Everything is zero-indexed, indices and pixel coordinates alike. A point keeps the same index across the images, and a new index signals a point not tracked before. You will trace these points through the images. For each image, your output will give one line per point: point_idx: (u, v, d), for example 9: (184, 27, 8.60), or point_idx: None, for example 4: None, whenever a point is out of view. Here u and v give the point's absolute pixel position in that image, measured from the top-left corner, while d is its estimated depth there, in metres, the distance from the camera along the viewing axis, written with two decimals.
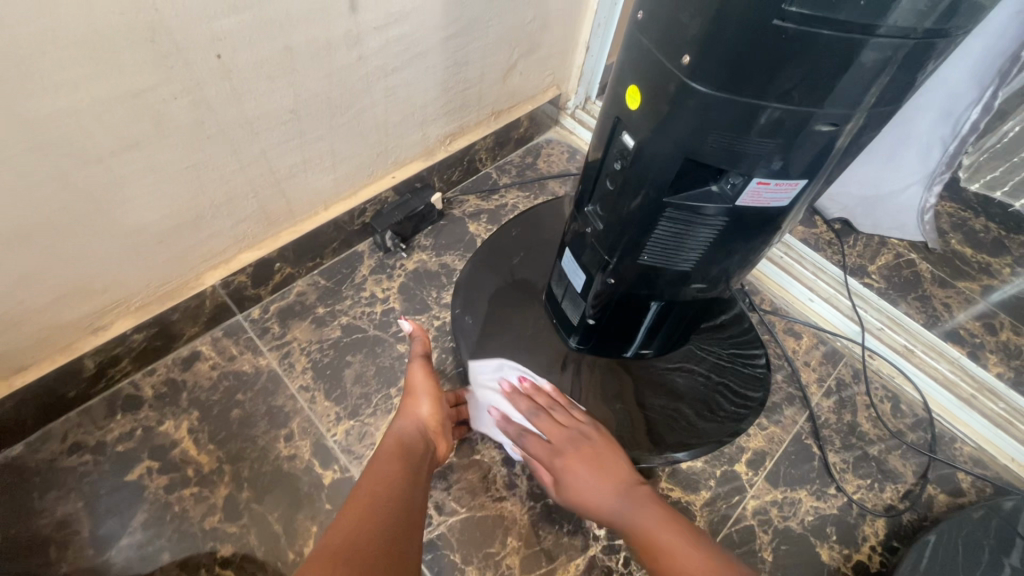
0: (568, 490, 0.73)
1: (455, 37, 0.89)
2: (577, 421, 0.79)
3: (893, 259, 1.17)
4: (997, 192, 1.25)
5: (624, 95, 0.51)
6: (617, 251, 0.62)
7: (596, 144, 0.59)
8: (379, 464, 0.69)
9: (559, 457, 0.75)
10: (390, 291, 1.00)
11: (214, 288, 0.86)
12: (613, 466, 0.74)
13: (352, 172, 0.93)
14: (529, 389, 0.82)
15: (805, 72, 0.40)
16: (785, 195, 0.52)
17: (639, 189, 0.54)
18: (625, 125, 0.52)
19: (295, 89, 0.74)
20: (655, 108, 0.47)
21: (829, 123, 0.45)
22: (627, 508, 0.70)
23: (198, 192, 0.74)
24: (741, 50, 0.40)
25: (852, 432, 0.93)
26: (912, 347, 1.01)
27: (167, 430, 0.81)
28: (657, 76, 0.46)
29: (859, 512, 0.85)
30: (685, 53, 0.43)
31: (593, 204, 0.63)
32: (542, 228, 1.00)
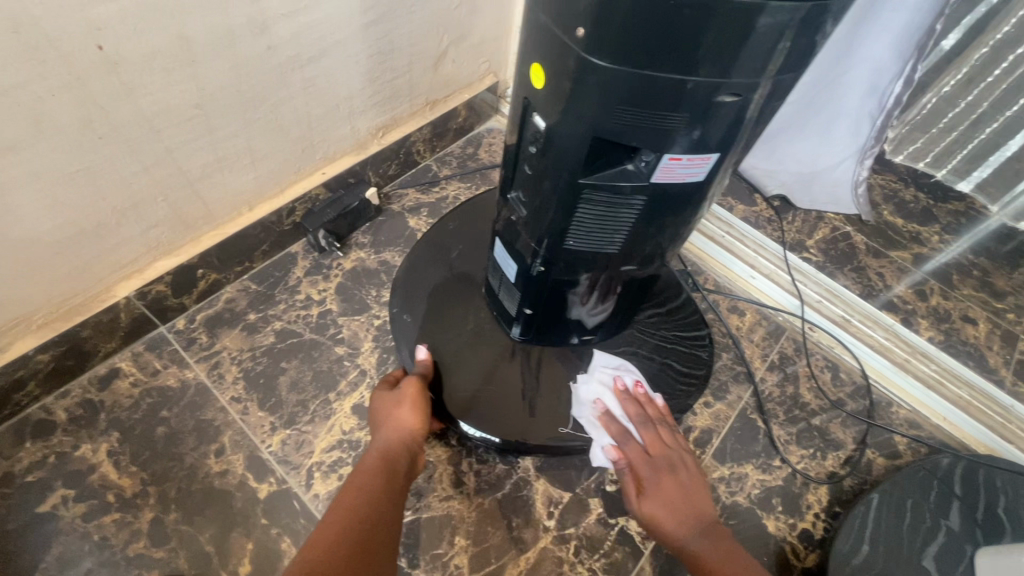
0: (648, 506, 0.71)
1: (375, 24, 0.85)
2: (680, 442, 0.78)
3: (830, 232, 1.19)
4: (921, 163, 1.30)
5: (528, 74, 0.49)
6: (543, 237, 0.60)
7: (510, 128, 0.56)
8: (359, 480, 0.67)
9: (659, 470, 0.74)
10: (326, 292, 0.96)
11: (129, 300, 0.80)
12: (696, 493, 0.73)
13: (276, 169, 0.88)
14: (641, 397, 0.81)
15: (699, 41, 0.39)
16: (700, 169, 0.51)
17: (554, 172, 0.52)
18: (534, 107, 0.50)
19: (198, 82, 0.69)
20: (559, 86, 0.45)
21: (733, 94, 0.44)
22: (707, 539, 0.68)
23: (95, 196, 0.68)
24: (633, 19, 0.39)
25: (795, 404, 0.95)
26: (848, 317, 1.04)
27: (84, 455, 0.76)
28: (556, 52, 0.44)
29: (803, 482, 0.87)
30: (579, 25, 0.41)
31: (515, 190, 0.60)
32: (482, 219, 0.97)
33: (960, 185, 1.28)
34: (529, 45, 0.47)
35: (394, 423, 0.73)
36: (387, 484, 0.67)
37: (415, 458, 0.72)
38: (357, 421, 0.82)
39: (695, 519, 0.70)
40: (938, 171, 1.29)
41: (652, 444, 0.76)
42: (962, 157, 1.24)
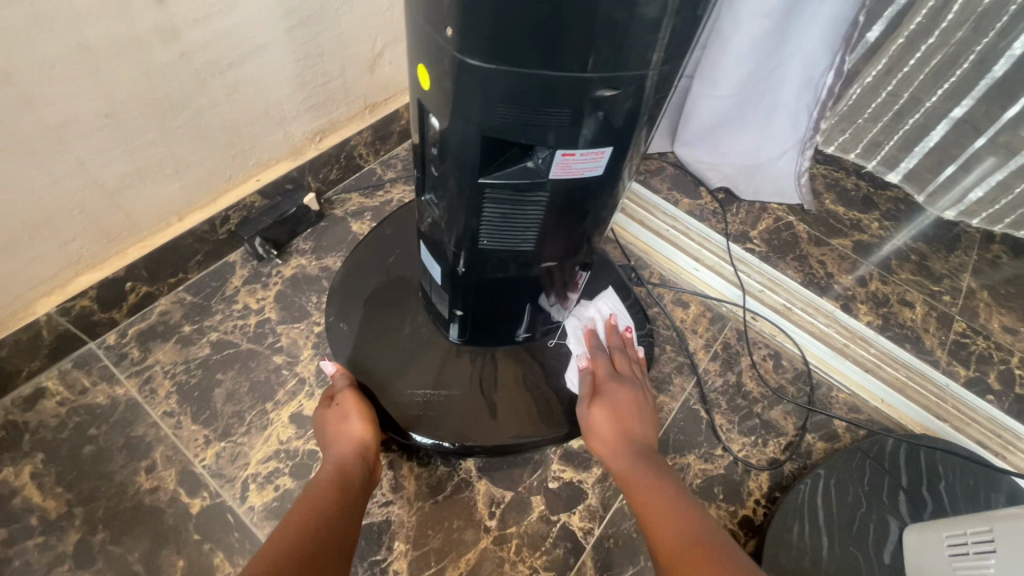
0: (594, 416, 0.77)
1: (299, 28, 0.84)
2: (644, 378, 0.85)
3: (773, 223, 1.21)
4: (851, 154, 1.32)
5: (417, 76, 0.48)
6: (459, 239, 0.60)
7: (415, 131, 0.56)
8: (314, 493, 0.67)
9: (619, 384, 0.80)
10: (265, 300, 0.94)
11: (50, 316, 0.78)
12: (639, 424, 0.78)
13: (204, 177, 0.86)
14: (627, 337, 0.88)
15: (564, 37, 0.39)
16: (598, 163, 0.51)
17: (457, 173, 0.52)
18: (430, 108, 0.50)
19: (105, 91, 0.67)
20: (444, 87, 0.45)
21: (613, 88, 0.44)
22: (636, 452, 0.74)
23: (2, 209, 0.66)
24: (495, 18, 0.39)
25: (737, 392, 0.96)
26: (790, 305, 1.06)
27: (6, 478, 0.73)
28: (435, 53, 0.44)
29: (744, 469, 0.88)
30: (449, 25, 0.41)
31: (427, 193, 0.60)
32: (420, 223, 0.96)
33: (890, 176, 1.31)
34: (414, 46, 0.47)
35: (341, 436, 0.73)
36: (344, 493, 0.68)
37: (370, 464, 0.73)
38: (294, 429, 0.81)
39: (643, 436, 0.76)
40: (868, 161, 1.31)
41: (619, 366, 0.84)
42: (891, 147, 1.29)
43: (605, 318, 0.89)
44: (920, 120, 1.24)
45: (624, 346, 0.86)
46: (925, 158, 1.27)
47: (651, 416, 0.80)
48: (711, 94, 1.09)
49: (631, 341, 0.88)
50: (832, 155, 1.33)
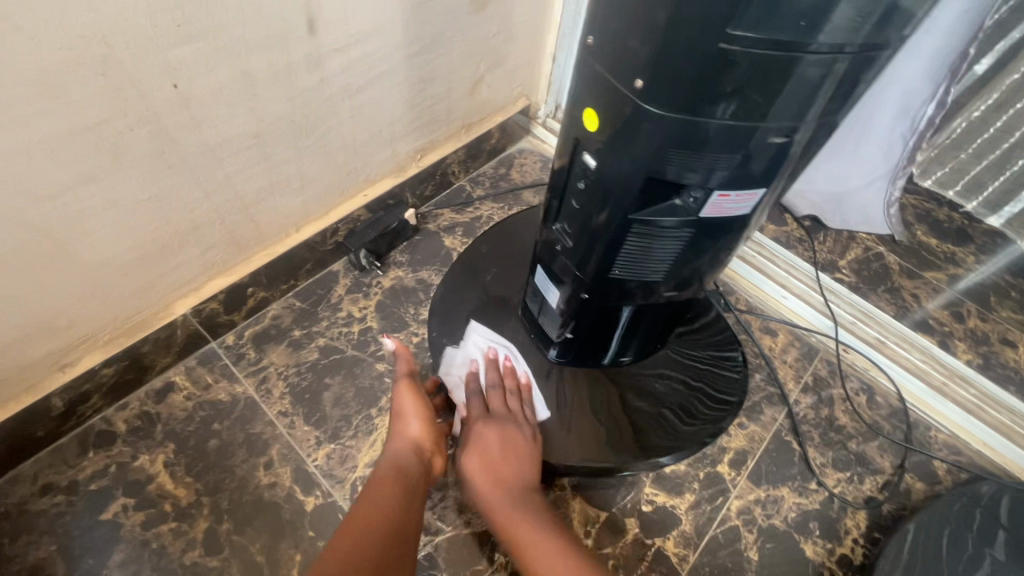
0: (468, 459, 0.77)
1: (418, 55, 0.88)
2: (525, 415, 0.82)
3: (862, 253, 1.19)
4: (950, 191, 1.27)
5: (582, 118, 0.52)
6: (589, 267, 0.63)
7: (558, 163, 0.60)
8: (375, 489, 0.69)
9: (483, 425, 0.79)
10: (366, 309, 0.99)
11: (185, 317, 0.84)
12: (523, 462, 0.77)
13: (322, 192, 0.92)
14: (506, 369, 0.85)
15: (750, 91, 0.42)
16: (747, 204, 0.53)
17: (603, 209, 0.55)
18: (586, 147, 0.53)
19: (257, 114, 0.72)
20: (616, 131, 0.48)
21: (783, 135, 0.46)
22: (518, 501, 0.72)
23: (162, 221, 0.72)
24: (689, 73, 0.41)
25: (830, 426, 0.95)
26: (883, 338, 1.04)
27: (142, 465, 0.80)
28: (614, 99, 0.47)
29: (840, 506, 0.87)
30: (638, 77, 0.44)
31: (561, 222, 0.63)
32: (515, 244, 0.99)
33: (990, 218, 1.26)
34: (585, 88, 0.50)
35: (399, 434, 0.77)
36: (401, 487, 0.71)
37: (426, 464, 0.76)
38: None
39: (490, 479, 0.74)
40: (967, 201, 1.26)
41: (491, 405, 0.82)
42: (995, 188, 1.22)
43: (481, 353, 0.87)
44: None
45: (496, 380, 0.84)
46: None
47: (537, 452, 0.79)
48: None
49: (509, 373, 0.85)
50: (929, 190, 1.29)
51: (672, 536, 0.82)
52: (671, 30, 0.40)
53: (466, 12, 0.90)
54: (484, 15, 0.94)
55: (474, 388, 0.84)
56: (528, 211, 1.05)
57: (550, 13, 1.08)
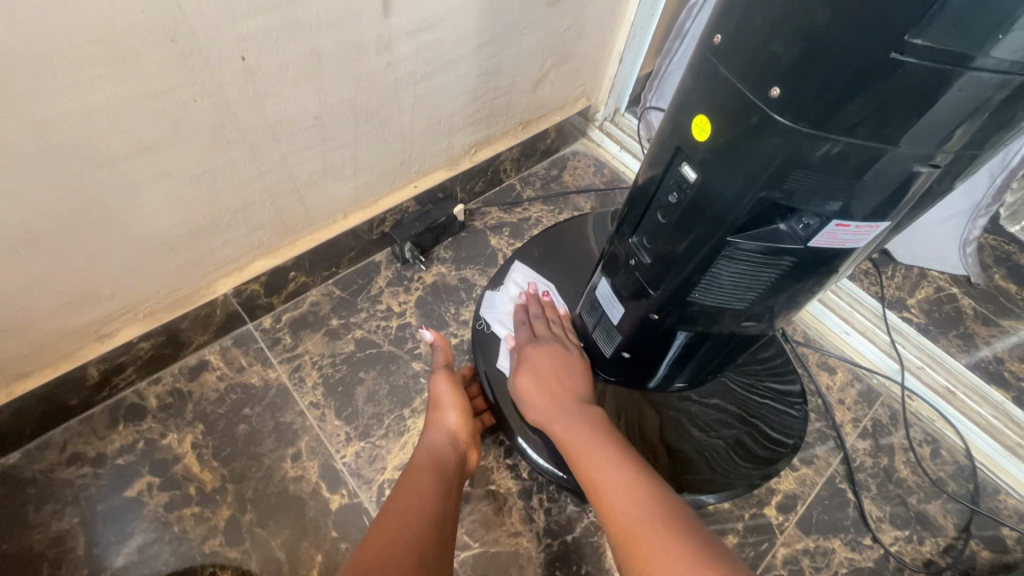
0: (522, 379, 0.76)
1: (488, 45, 0.84)
2: (570, 339, 0.81)
3: (933, 292, 1.11)
4: None
5: (691, 126, 0.49)
6: (664, 287, 0.60)
7: (648, 172, 0.57)
8: (412, 476, 0.67)
9: (530, 347, 0.79)
10: (406, 304, 0.95)
11: (226, 296, 0.82)
12: (575, 378, 0.75)
13: (374, 180, 0.89)
14: (545, 301, 0.86)
15: (905, 107, 0.38)
16: (864, 236, 0.49)
17: (694, 226, 0.52)
18: (687, 159, 0.51)
19: (320, 94, 0.69)
20: (734, 144, 0.45)
21: (931, 165, 0.42)
22: (576, 415, 0.70)
23: (214, 197, 0.70)
24: (839, 84, 0.38)
25: (889, 478, 0.87)
26: (953, 388, 0.95)
27: (170, 444, 0.78)
28: (739, 108, 0.44)
29: (897, 567, 0.80)
30: (776, 86, 0.41)
31: (639, 236, 0.61)
32: (567, 251, 0.95)
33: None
34: (702, 93, 0.47)
35: (437, 424, 0.75)
36: (440, 476, 0.68)
37: (464, 455, 0.74)
38: None
39: (547, 399, 0.73)
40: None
41: (536, 331, 0.82)
42: None
43: (523, 289, 0.89)
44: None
45: (540, 311, 0.84)
46: None
47: (586, 368, 0.77)
48: None
49: (550, 305, 0.85)
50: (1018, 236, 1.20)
51: None
52: (828, 34, 0.37)
53: (542, 3, 0.85)
54: (560, 8, 0.89)
55: (519, 317, 0.84)
56: (582, 219, 1.00)
57: (624, 12, 1.02)
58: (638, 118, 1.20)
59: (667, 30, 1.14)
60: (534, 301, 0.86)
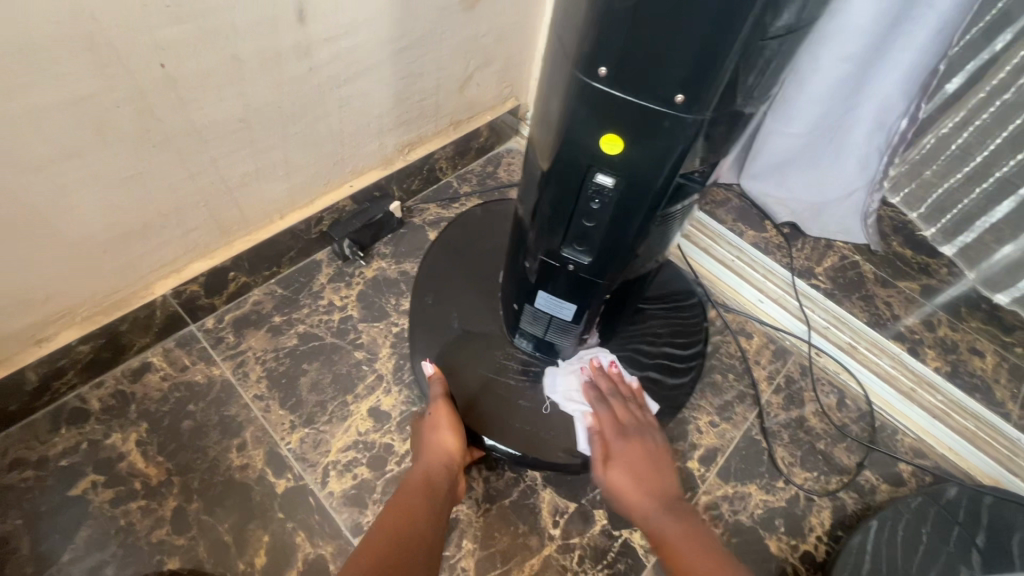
0: (612, 476, 0.75)
1: (408, 49, 0.90)
2: (650, 422, 0.82)
3: (838, 261, 1.21)
4: (914, 213, 1.27)
5: (600, 144, 0.53)
6: (611, 269, 0.67)
7: (558, 188, 0.60)
8: (402, 498, 0.70)
9: (621, 440, 0.78)
10: (348, 298, 1.00)
11: (165, 298, 0.85)
12: (662, 474, 0.76)
13: (308, 180, 0.93)
14: (616, 376, 0.85)
15: (758, 68, 0.47)
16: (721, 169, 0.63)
17: (627, 215, 0.59)
18: (599, 170, 0.56)
19: (244, 99, 0.74)
20: (652, 146, 0.52)
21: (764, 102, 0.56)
22: (677, 514, 0.71)
23: (146, 200, 0.73)
24: (718, 76, 0.45)
25: (800, 427, 0.96)
26: (856, 344, 1.06)
27: (114, 443, 0.80)
28: (645, 116, 0.49)
29: (807, 503, 0.88)
30: (679, 93, 0.47)
31: (570, 244, 0.65)
32: (478, 248, 0.99)
33: (944, 247, 1.25)
34: (600, 111, 0.51)
35: (433, 446, 0.75)
36: (429, 501, 0.70)
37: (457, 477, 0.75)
38: (372, 422, 0.86)
39: (647, 494, 0.73)
40: (927, 226, 1.26)
41: (621, 418, 0.80)
42: (956, 215, 1.21)
43: (587, 362, 0.86)
44: (988, 188, 1.15)
45: (617, 390, 0.83)
46: (984, 235, 1.18)
47: (671, 462, 0.78)
48: (781, 132, 1.08)
49: (620, 379, 0.85)
50: (896, 205, 1.29)
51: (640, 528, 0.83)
52: (704, 43, 0.43)
53: (457, 10, 0.92)
54: (476, 14, 0.96)
55: (598, 396, 0.82)
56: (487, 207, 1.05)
57: (541, 16, 1.10)
58: None
59: None
60: (605, 377, 0.84)
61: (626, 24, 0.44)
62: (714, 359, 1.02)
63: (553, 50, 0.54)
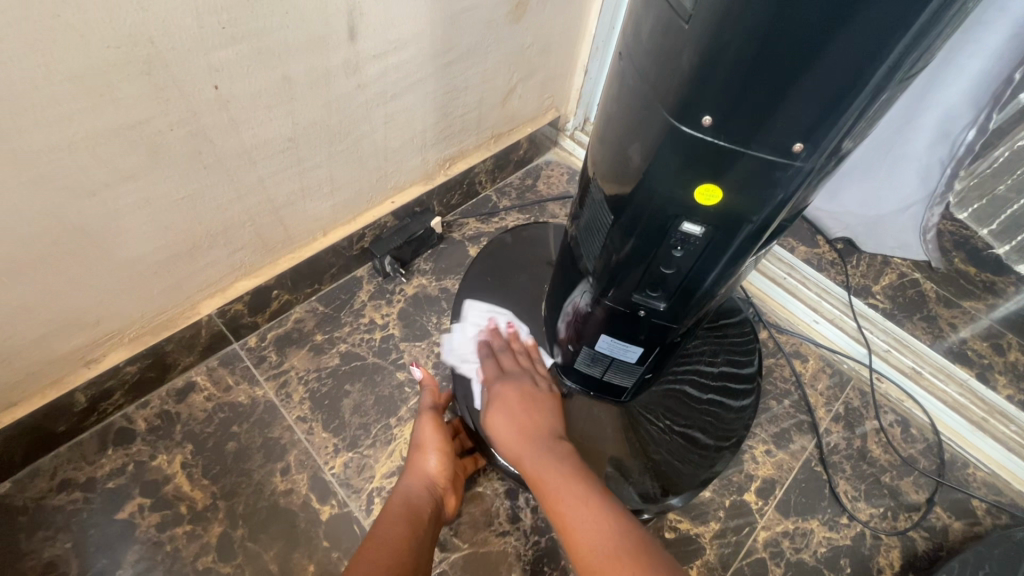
0: (493, 419, 0.75)
1: (453, 63, 0.87)
2: (537, 370, 0.82)
3: (897, 279, 1.15)
4: (985, 229, 1.22)
5: (692, 195, 0.47)
6: (687, 313, 0.60)
7: (634, 239, 0.53)
8: (383, 524, 0.66)
9: (501, 383, 0.79)
10: (389, 316, 0.98)
11: (210, 317, 0.84)
12: (543, 415, 0.75)
13: (352, 197, 0.91)
14: (511, 334, 0.87)
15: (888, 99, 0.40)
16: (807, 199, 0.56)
17: (711, 262, 0.53)
18: (686, 218, 0.49)
19: (292, 118, 0.72)
20: (755, 196, 0.45)
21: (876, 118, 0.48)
22: (543, 447, 0.69)
23: (195, 222, 0.72)
24: (846, 122, 0.39)
25: (863, 458, 0.91)
26: (920, 368, 1.00)
27: (160, 465, 0.79)
28: (756, 171, 0.43)
29: (874, 542, 0.83)
30: (800, 141, 0.41)
31: (645, 291, 0.58)
32: (512, 274, 0.94)
33: (1021, 267, 1.19)
34: (697, 161, 0.44)
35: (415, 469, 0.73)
36: (413, 526, 0.66)
37: (440, 501, 0.72)
38: None
39: (519, 433, 0.72)
40: (999, 243, 1.21)
41: (505, 366, 0.82)
42: None
43: (483, 326, 0.89)
44: None
45: (505, 344, 0.85)
46: None
47: (555, 406, 0.77)
48: None
49: (514, 337, 0.86)
50: (964, 222, 1.24)
51: (696, 566, 0.80)
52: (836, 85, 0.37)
53: (503, 22, 0.89)
54: (523, 26, 0.93)
55: (483, 350, 0.85)
56: (519, 232, 1.01)
57: (586, 26, 1.07)
58: None
59: None
60: (499, 334, 0.87)
61: (737, 72, 0.38)
62: (768, 383, 0.97)
63: (629, 93, 0.48)
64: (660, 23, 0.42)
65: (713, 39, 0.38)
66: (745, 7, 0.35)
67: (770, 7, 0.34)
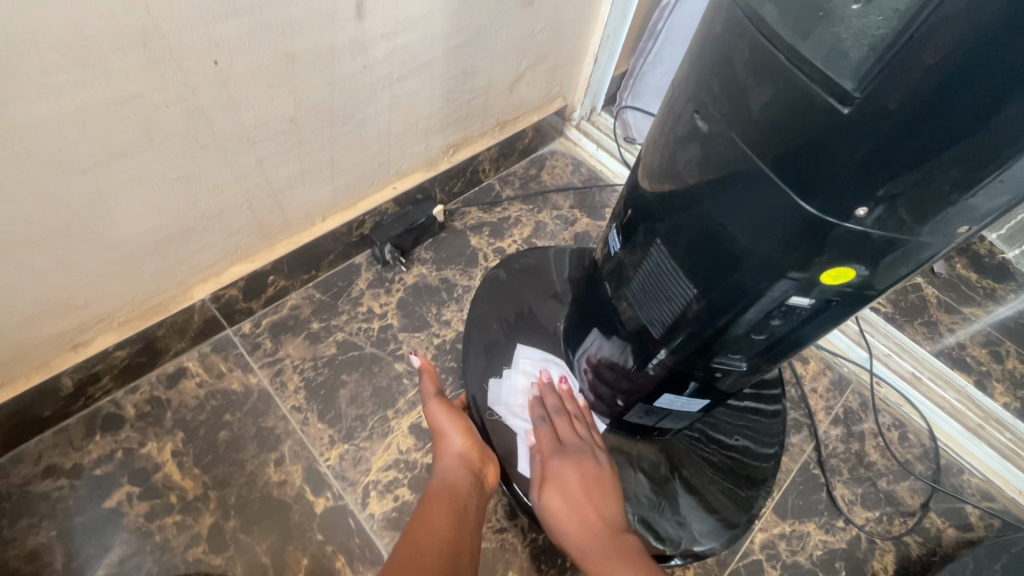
0: (546, 500, 0.71)
1: (461, 47, 0.84)
2: (596, 441, 0.76)
3: (899, 283, 1.14)
4: (993, 232, 1.22)
5: (816, 273, 0.42)
6: (760, 369, 0.58)
7: (722, 305, 0.49)
8: (424, 512, 0.65)
9: (558, 458, 0.73)
10: (387, 305, 0.95)
11: (204, 302, 0.81)
12: (602, 500, 0.69)
13: (352, 181, 0.88)
14: (564, 391, 0.80)
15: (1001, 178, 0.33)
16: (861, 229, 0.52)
17: (812, 326, 0.49)
18: (795, 291, 0.44)
19: (295, 97, 0.69)
20: (879, 271, 0.42)
21: None
22: (607, 539, 0.65)
23: (190, 205, 0.69)
24: (1004, 201, 0.36)
25: (860, 462, 0.91)
26: (919, 373, 0.99)
27: (150, 453, 0.77)
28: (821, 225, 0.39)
29: (869, 546, 0.84)
30: (949, 221, 0.37)
31: (729, 354, 0.54)
32: (525, 278, 0.92)
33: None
34: (826, 240, 0.40)
35: (444, 453, 0.72)
36: (451, 508, 0.65)
37: (478, 474, 0.71)
38: (413, 441, 0.82)
39: (576, 518, 0.68)
40: (1009, 247, 1.22)
41: (562, 434, 0.76)
42: None
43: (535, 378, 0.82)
44: None
45: (560, 406, 0.78)
46: None
47: (615, 489, 0.72)
48: None
49: (567, 396, 0.80)
50: None
51: (693, 567, 0.79)
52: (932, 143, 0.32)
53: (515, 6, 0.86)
54: (535, 11, 0.90)
55: (538, 411, 0.79)
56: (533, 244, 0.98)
57: (598, 13, 1.04)
58: (615, 117, 1.22)
59: (641, 30, 1.15)
60: (551, 393, 0.80)
61: (902, 153, 0.33)
62: None
63: (727, 159, 0.42)
64: (777, 83, 0.36)
65: (882, 119, 0.32)
66: (934, 94, 0.30)
67: (972, 97, 0.30)
